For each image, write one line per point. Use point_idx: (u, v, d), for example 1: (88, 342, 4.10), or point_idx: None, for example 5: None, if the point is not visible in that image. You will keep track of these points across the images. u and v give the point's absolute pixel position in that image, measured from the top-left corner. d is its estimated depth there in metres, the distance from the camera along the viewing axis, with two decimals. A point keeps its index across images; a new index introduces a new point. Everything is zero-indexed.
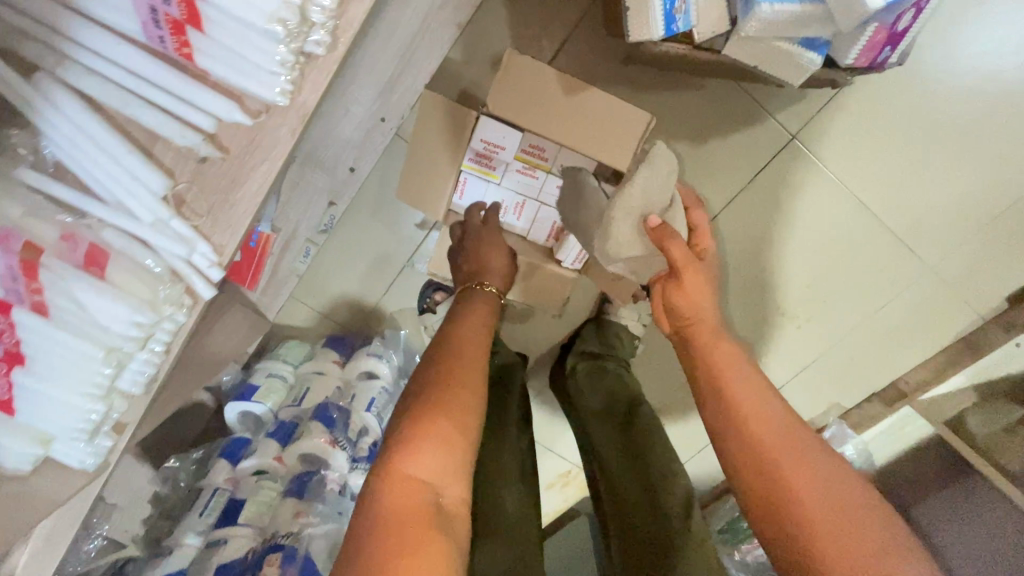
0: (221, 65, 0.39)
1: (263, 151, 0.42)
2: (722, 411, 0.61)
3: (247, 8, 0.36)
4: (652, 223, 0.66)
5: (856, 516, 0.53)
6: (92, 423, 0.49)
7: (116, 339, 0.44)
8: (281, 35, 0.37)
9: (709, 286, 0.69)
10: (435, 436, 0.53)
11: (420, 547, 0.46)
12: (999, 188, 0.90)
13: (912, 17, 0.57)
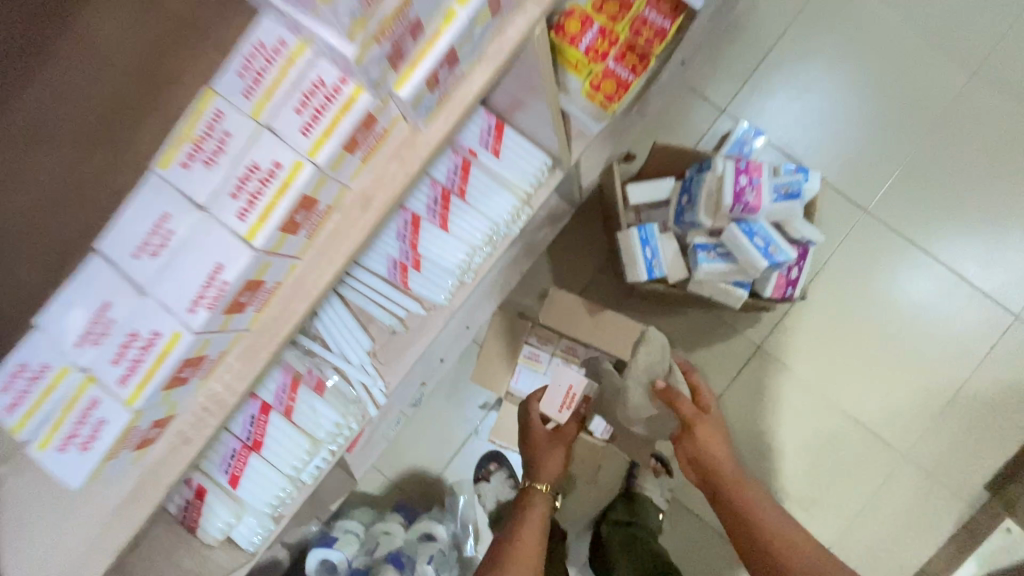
0: (424, 283, 0.74)
1: (424, 333, 0.78)
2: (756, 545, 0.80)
3: (443, 266, 0.72)
4: (659, 385, 0.91)
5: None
6: (276, 499, 0.75)
7: (319, 434, 0.73)
8: (455, 276, 0.74)
9: (720, 436, 0.88)
10: None
11: None
12: (936, 392, 1.17)
13: (798, 268, 0.96)
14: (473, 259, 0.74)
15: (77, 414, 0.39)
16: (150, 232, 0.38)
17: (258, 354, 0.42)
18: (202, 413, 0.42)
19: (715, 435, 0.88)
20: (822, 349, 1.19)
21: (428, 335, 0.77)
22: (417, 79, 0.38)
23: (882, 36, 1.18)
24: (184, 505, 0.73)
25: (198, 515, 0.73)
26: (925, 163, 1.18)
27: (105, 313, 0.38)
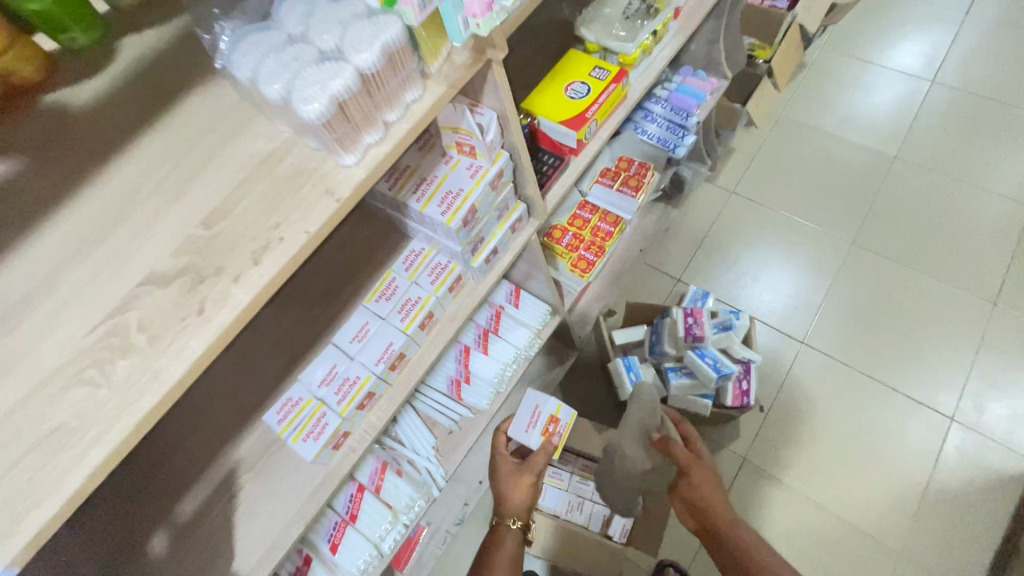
0: (473, 391, 1.09)
1: (472, 431, 1.09)
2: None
3: (486, 378, 1.08)
4: (656, 437, 1.08)
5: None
6: (362, 567, 0.96)
7: (399, 505, 0.99)
8: (493, 385, 1.09)
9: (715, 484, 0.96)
10: None
11: None
12: (908, 489, 1.35)
13: (747, 380, 1.27)
14: (506, 372, 1.09)
15: (313, 422, 0.70)
16: (359, 329, 0.74)
17: (397, 398, 0.75)
18: (365, 433, 0.74)
19: (711, 481, 0.97)
20: (799, 457, 1.42)
21: (475, 431, 1.09)
22: (489, 251, 0.77)
23: (779, 223, 1.71)
24: (295, 571, 0.96)
25: None
26: (838, 304, 1.58)
27: (332, 369, 0.72)
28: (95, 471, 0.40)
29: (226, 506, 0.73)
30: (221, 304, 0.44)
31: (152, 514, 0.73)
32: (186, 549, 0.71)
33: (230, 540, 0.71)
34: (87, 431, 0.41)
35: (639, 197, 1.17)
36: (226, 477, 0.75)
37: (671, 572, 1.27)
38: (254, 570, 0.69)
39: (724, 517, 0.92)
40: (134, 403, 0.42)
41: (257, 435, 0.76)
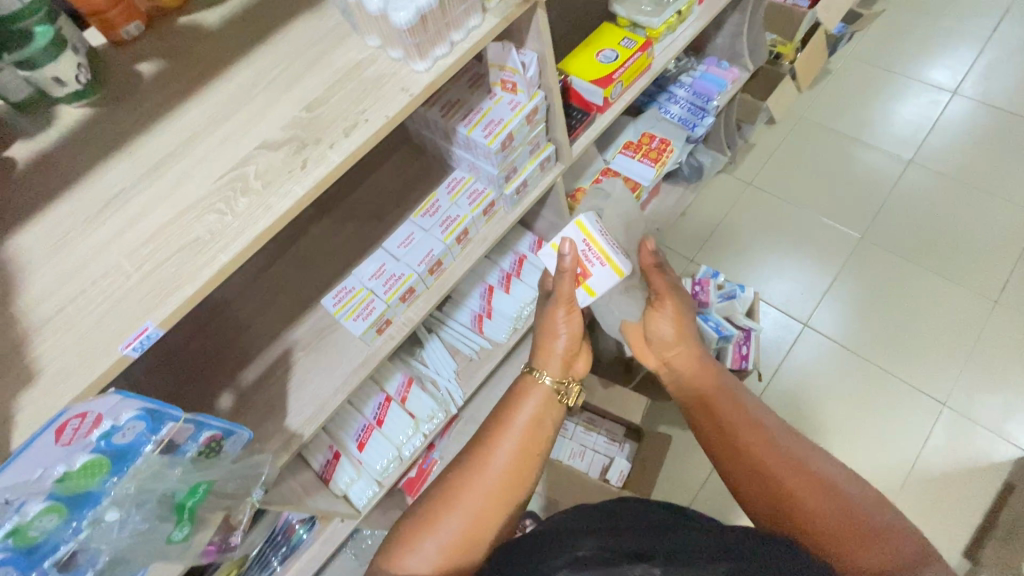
0: (494, 327, 1.22)
1: (491, 360, 1.22)
2: (732, 451, 0.72)
3: (506, 314, 1.21)
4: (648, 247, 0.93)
5: (866, 510, 0.62)
6: (385, 466, 1.08)
7: (421, 415, 1.12)
8: (512, 320, 1.22)
9: (683, 319, 0.92)
10: (478, 495, 0.66)
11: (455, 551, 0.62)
12: (897, 465, 1.43)
13: (746, 346, 1.37)
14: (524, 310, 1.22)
15: (363, 306, 0.83)
16: (406, 237, 0.88)
17: (433, 299, 0.89)
18: (404, 325, 0.87)
19: (678, 322, 0.92)
20: None
21: (494, 360, 1.21)
22: (520, 181, 0.90)
23: (790, 216, 1.80)
24: (325, 463, 1.04)
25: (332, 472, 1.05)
26: (842, 294, 1.66)
27: (382, 267, 0.86)
28: (222, 269, 0.54)
29: (282, 375, 0.86)
30: (319, 164, 0.59)
31: (219, 376, 0.86)
32: (242, 405, 0.84)
33: (284, 401, 0.84)
34: (218, 241, 0.55)
35: (655, 168, 1.32)
36: (283, 352, 0.88)
37: None
38: (303, 424, 0.82)
39: (686, 355, 0.88)
40: (252, 226, 0.55)
41: (312, 320, 0.90)
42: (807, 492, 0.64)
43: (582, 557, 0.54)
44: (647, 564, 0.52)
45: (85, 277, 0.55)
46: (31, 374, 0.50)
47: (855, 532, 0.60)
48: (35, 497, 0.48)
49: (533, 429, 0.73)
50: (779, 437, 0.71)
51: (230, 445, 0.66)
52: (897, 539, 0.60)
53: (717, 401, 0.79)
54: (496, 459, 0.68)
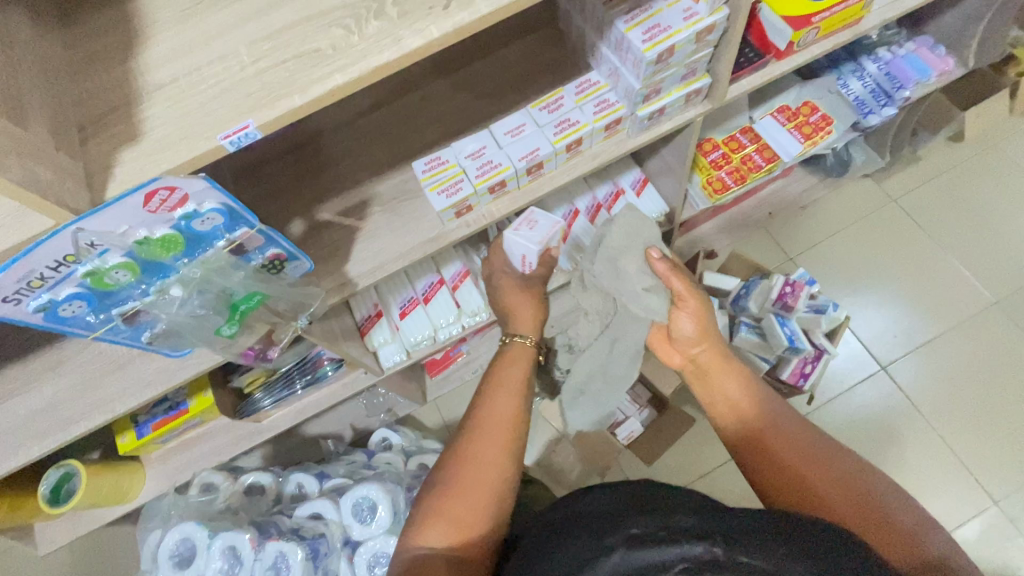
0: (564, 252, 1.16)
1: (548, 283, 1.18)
2: (763, 461, 0.74)
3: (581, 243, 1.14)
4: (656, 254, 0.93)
5: (890, 509, 0.66)
6: (418, 340, 1.11)
7: (466, 308, 1.12)
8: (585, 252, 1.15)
9: (705, 315, 0.91)
10: (487, 455, 0.75)
11: (477, 503, 0.71)
12: None
13: (812, 365, 1.27)
14: None
15: (451, 183, 0.79)
16: (516, 126, 0.81)
17: (520, 201, 0.84)
18: (483, 216, 0.84)
19: (702, 319, 0.91)
20: None
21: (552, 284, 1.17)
22: (658, 106, 0.79)
23: (923, 252, 1.57)
24: (366, 317, 1.10)
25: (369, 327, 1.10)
26: (941, 354, 1.48)
27: (482, 149, 0.80)
28: (334, 90, 0.50)
29: (353, 222, 0.86)
30: (464, 7, 0.51)
31: (297, 202, 0.87)
32: (311, 237, 0.85)
33: (349, 248, 0.84)
34: (337, 59, 0.51)
35: (804, 145, 1.15)
36: (361, 201, 0.87)
37: None
38: (359, 276, 0.83)
39: (713, 354, 0.88)
40: (376, 54, 0.50)
41: (397, 179, 0.87)
42: (840, 498, 0.67)
43: (636, 534, 0.53)
44: (705, 542, 0.51)
45: (204, 55, 0.53)
46: (138, 134, 0.50)
47: (891, 534, 0.63)
48: (115, 249, 0.50)
49: (517, 393, 0.82)
50: (805, 441, 0.74)
51: (290, 268, 0.68)
52: (929, 538, 0.63)
53: (744, 410, 0.81)
54: (496, 426, 0.77)
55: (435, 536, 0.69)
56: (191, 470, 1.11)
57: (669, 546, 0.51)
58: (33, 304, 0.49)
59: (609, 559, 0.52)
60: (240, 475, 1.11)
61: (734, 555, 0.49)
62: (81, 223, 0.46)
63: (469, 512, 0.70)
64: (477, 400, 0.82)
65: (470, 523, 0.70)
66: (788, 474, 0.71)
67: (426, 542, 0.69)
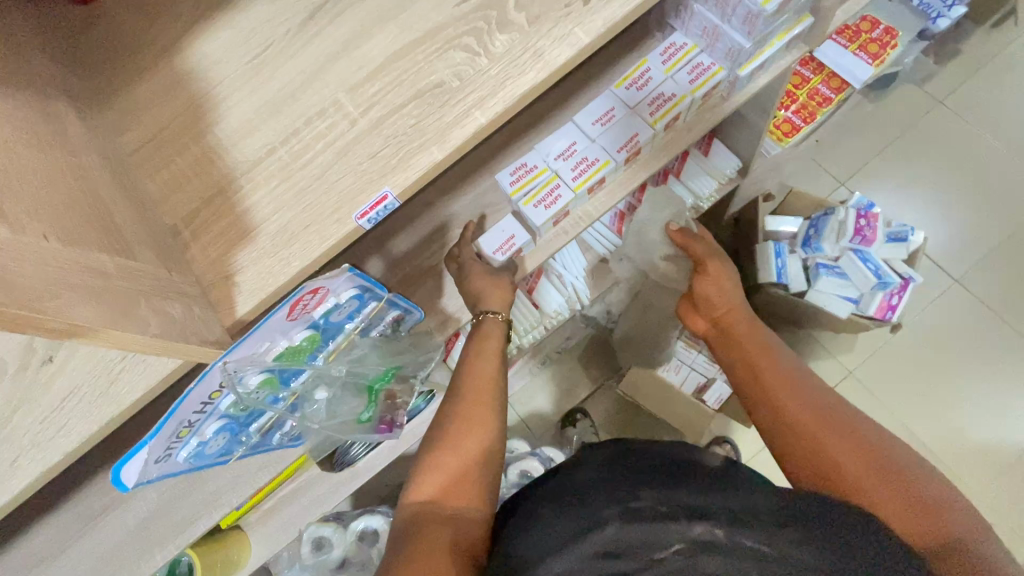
0: None
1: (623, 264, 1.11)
2: (772, 406, 0.64)
3: None
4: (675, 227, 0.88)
5: (917, 480, 0.54)
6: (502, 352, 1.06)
7: (548, 309, 1.07)
8: None
9: (729, 278, 0.82)
10: (467, 426, 0.61)
11: (457, 473, 0.58)
12: (1008, 444, 1.34)
13: (899, 297, 1.23)
14: None
15: (547, 190, 0.71)
16: (604, 112, 0.72)
17: (617, 195, 0.76)
18: (580, 219, 0.76)
19: (723, 280, 0.82)
20: (901, 388, 1.40)
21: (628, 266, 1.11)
22: (760, 62, 0.70)
23: (978, 151, 1.50)
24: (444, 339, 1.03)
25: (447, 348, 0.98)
26: (1009, 255, 1.44)
27: (572, 146, 0.71)
28: (477, 132, 0.41)
29: (437, 252, 0.78)
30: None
31: (369, 240, 0.78)
32: (394, 279, 0.77)
33: (439, 281, 0.76)
34: (469, 91, 0.42)
35: (873, 66, 1.06)
36: (439, 225, 0.78)
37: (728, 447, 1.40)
38: (459, 310, 0.77)
39: (740, 318, 0.78)
40: (517, 78, 0.41)
41: (471, 195, 0.78)
42: (858, 467, 0.55)
43: (635, 508, 0.48)
44: (705, 523, 0.46)
45: (296, 113, 0.43)
46: (249, 227, 0.41)
47: (915, 513, 0.51)
48: (254, 370, 0.42)
49: (491, 368, 0.67)
50: (828, 403, 0.62)
51: (408, 323, 0.60)
52: (961, 527, 0.50)
53: (756, 357, 0.70)
54: (478, 398, 0.64)
55: (422, 498, 0.56)
56: (297, 528, 1.07)
57: (670, 524, 0.46)
58: (184, 452, 0.42)
59: (602, 531, 0.47)
60: (350, 525, 1.08)
61: (735, 537, 0.45)
62: (227, 356, 0.39)
63: (443, 482, 0.57)
64: (462, 357, 0.69)
65: (463, 485, 0.58)
66: (799, 425, 0.60)
67: (409, 506, 0.56)
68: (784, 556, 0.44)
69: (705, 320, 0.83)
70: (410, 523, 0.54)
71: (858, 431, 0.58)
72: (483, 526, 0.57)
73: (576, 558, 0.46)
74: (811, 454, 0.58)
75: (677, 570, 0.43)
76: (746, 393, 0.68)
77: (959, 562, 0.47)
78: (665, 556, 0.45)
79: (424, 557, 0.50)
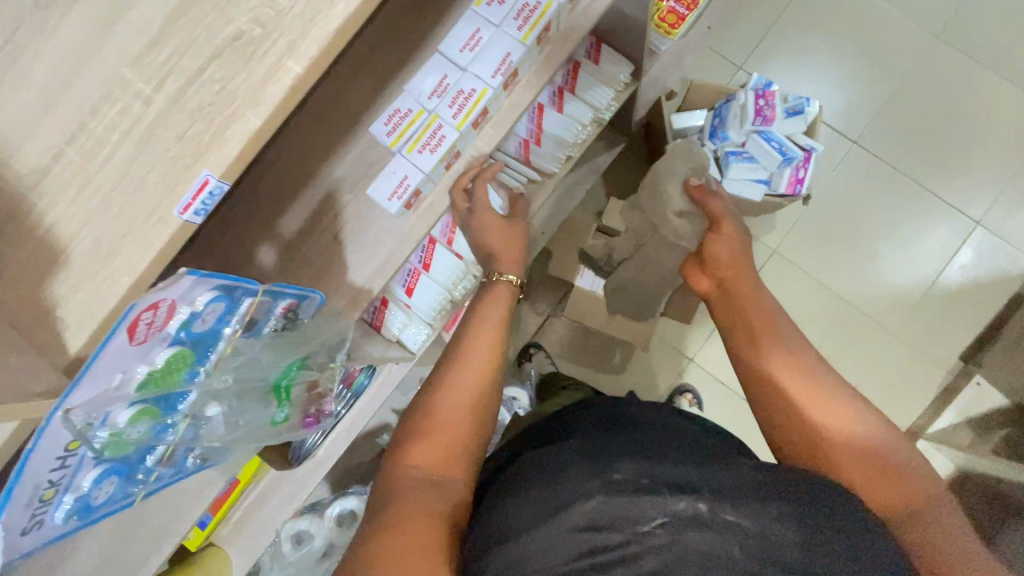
0: (546, 154, 1.05)
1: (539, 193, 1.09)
2: (767, 377, 0.68)
3: (558, 139, 1.03)
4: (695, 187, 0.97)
5: (890, 451, 0.60)
6: (436, 309, 1.03)
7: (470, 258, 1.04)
8: (566, 148, 1.05)
9: (739, 246, 0.86)
10: (461, 397, 0.62)
11: (447, 441, 0.59)
12: (917, 283, 1.46)
13: (804, 168, 1.25)
14: (580, 134, 1.04)
15: (429, 133, 0.65)
16: (470, 36, 0.66)
17: (505, 125, 0.71)
18: (473, 157, 0.71)
19: (734, 244, 0.86)
20: (819, 258, 1.48)
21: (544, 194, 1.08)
22: None
23: (861, 9, 1.52)
24: (374, 309, 0.99)
25: (381, 318, 1.00)
26: (900, 107, 1.50)
27: (443, 80, 0.66)
28: (296, 85, 0.36)
29: (332, 224, 0.72)
30: None
31: (254, 228, 0.71)
32: (295, 262, 0.71)
33: (341, 255, 0.71)
34: (274, 38, 0.35)
35: None
36: (328, 195, 0.72)
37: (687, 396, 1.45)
38: (370, 280, 0.71)
39: (746, 281, 0.81)
40: (326, 10, 0.35)
41: (354, 156, 0.72)
42: (837, 436, 0.62)
43: (616, 482, 0.51)
44: (688, 498, 0.50)
45: (73, 100, 0.35)
46: (57, 251, 0.35)
47: (887, 485, 0.58)
48: (116, 408, 0.38)
49: (492, 338, 0.69)
50: (821, 375, 0.66)
51: (306, 308, 0.57)
52: (935, 498, 0.56)
53: (753, 325, 0.74)
54: (479, 362, 0.66)
55: (409, 465, 0.57)
56: (272, 529, 1.06)
57: (651, 497, 0.50)
58: (61, 511, 0.39)
59: (586, 505, 0.50)
60: (326, 511, 1.08)
61: (718, 511, 0.50)
62: (68, 404, 0.34)
63: (432, 448, 0.58)
64: (463, 323, 0.71)
65: (452, 458, 0.58)
66: (789, 399, 0.66)
67: (399, 470, 0.57)
68: (764, 532, 0.49)
69: (712, 282, 0.86)
70: (394, 490, 0.55)
71: (846, 412, 0.63)
72: (467, 496, 0.57)
73: (561, 535, 0.48)
74: (800, 420, 0.64)
75: (662, 542, 0.48)
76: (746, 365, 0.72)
77: (916, 529, 0.54)
78: (651, 530, 0.48)
79: (411, 522, 0.50)
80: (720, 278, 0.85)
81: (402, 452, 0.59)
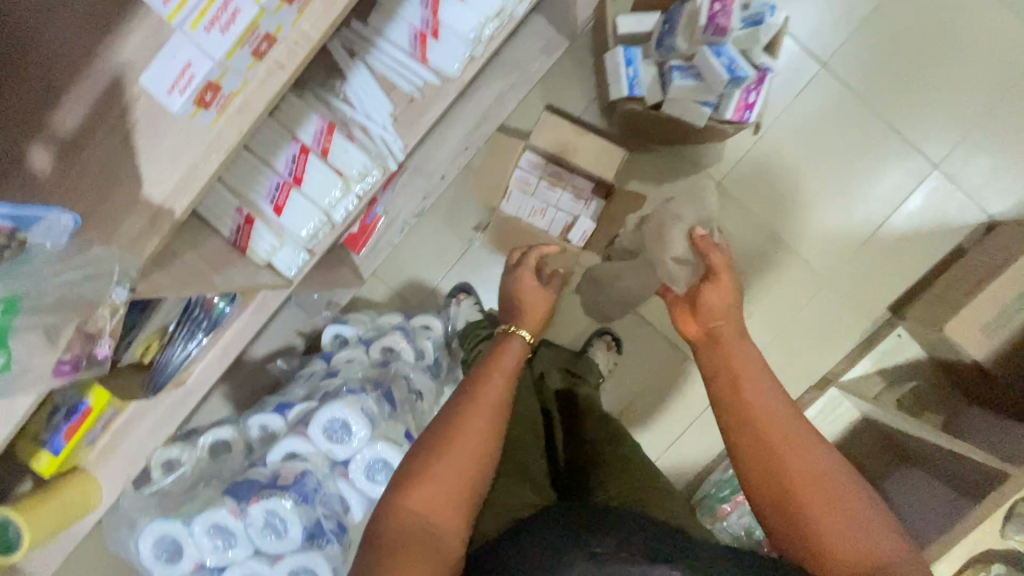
0: (445, 51, 0.87)
1: (440, 100, 0.94)
2: (751, 434, 0.66)
3: (459, 33, 0.84)
4: (700, 235, 0.87)
5: (869, 516, 0.60)
6: (312, 233, 0.87)
7: (351, 172, 0.87)
8: (468, 44, 0.86)
9: (735, 295, 0.81)
10: (464, 448, 0.66)
11: (444, 492, 0.63)
12: (859, 228, 1.38)
13: (756, 93, 1.11)
14: (485, 29, 0.85)
15: (217, 5, 0.49)
16: None
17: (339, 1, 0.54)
18: (296, 44, 0.54)
19: (728, 297, 0.80)
20: (764, 197, 1.38)
21: (442, 102, 0.94)
22: None
23: None
24: (236, 229, 0.84)
25: (247, 239, 0.86)
26: (880, 27, 1.32)
27: None
28: None
29: (117, 121, 0.55)
30: None
31: (17, 120, 0.56)
32: (74, 169, 0.55)
33: (130, 163, 0.55)
34: None
35: None
36: (113, 83, 0.56)
37: (607, 340, 1.37)
38: (170, 199, 0.56)
39: (735, 329, 0.77)
40: None
41: (146, 32, 0.56)
42: (818, 502, 0.61)
43: (600, 555, 0.54)
44: (667, 566, 0.53)
45: None
46: None
47: (865, 559, 0.58)
48: None
49: (500, 389, 0.73)
50: (805, 434, 0.65)
51: (35, 235, 0.49)
52: (908, 567, 0.58)
53: (741, 376, 0.71)
54: (486, 408, 0.70)
55: (406, 511, 0.62)
56: (142, 456, 1.01)
57: (634, 571, 0.52)
58: None
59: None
60: (197, 440, 1.02)
61: None
62: None
63: (430, 494, 0.63)
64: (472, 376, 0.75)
65: (447, 509, 0.63)
66: (774, 461, 0.64)
67: (397, 516, 0.62)
68: None
69: (699, 330, 0.81)
70: (393, 541, 0.60)
71: (829, 470, 0.63)
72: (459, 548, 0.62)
73: None
74: (784, 484, 0.63)
75: None
76: (727, 425, 0.69)
77: None
78: None
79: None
80: (709, 325, 0.79)
81: (399, 501, 0.63)
